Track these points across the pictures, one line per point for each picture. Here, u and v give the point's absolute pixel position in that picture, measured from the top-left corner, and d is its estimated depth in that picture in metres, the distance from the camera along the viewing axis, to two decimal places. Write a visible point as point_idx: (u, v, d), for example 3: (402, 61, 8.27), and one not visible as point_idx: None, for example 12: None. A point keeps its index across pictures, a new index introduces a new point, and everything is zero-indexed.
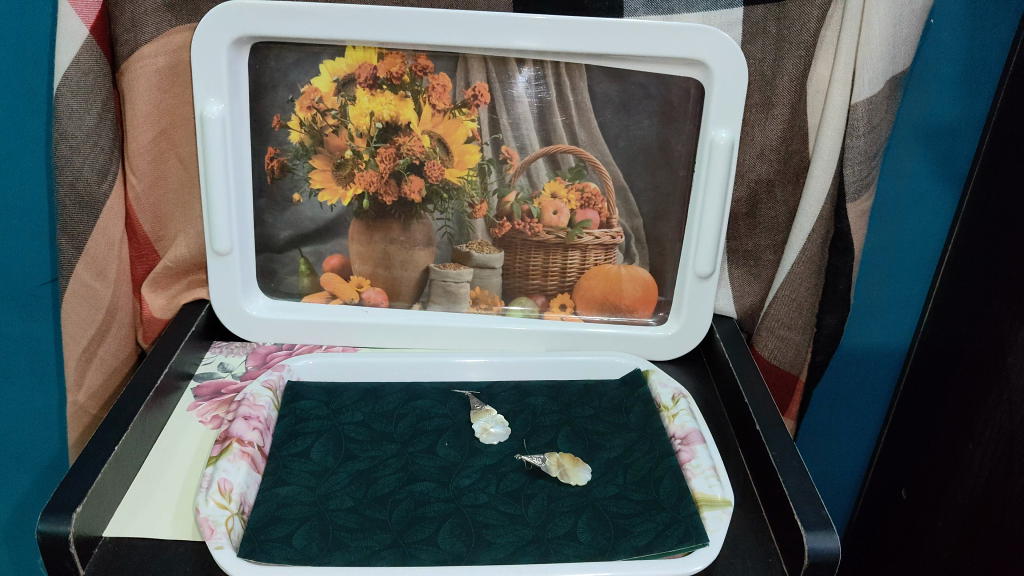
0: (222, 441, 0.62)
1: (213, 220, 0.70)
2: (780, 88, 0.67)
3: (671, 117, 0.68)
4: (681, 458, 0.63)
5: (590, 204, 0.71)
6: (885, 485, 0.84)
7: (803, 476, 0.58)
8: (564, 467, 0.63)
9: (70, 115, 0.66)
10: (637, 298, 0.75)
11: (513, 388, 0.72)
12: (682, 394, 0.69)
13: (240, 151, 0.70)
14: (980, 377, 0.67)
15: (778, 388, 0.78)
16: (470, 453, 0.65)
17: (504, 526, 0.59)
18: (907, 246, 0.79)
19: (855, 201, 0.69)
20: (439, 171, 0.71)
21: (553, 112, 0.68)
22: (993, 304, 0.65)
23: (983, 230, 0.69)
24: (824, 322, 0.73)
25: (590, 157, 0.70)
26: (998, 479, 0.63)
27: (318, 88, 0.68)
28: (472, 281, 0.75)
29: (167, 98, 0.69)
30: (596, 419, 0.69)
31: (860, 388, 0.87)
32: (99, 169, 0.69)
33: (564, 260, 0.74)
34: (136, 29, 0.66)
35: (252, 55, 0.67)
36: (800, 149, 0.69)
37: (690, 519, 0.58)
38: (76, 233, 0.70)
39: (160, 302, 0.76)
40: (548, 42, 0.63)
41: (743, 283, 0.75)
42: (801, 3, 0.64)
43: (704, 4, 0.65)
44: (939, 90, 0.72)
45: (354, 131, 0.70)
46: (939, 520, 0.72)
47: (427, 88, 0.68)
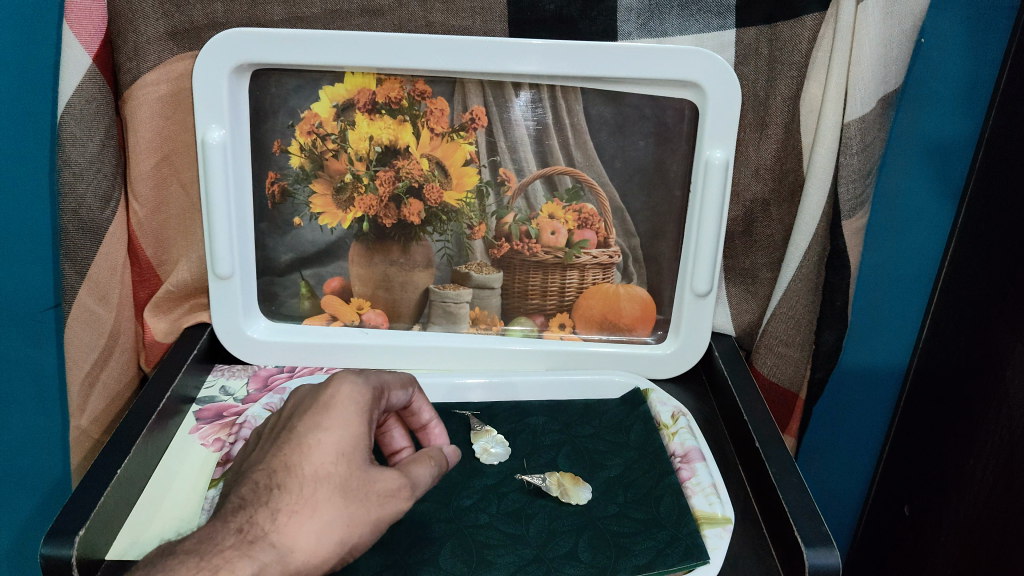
0: (223, 464, 0.65)
1: (215, 245, 0.71)
2: (773, 107, 0.68)
3: (666, 138, 0.69)
4: (681, 476, 0.64)
5: (587, 224, 0.72)
6: (888, 502, 0.84)
7: (803, 492, 0.58)
8: (564, 486, 0.63)
9: (73, 143, 0.67)
10: (636, 317, 0.76)
11: (513, 409, 0.73)
12: (682, 412, 0.70)
13: (242, 176, 0.71)
14: (979, 392, 0.67)
15: (777, 405, 0.78)
16: (470, 473, 0.66)
17: (505, 545, 0.59)
18: (904, 263, 0.79)
19: (850, 220, 0.69)
20: (438, 194, 0.72)
21: (550, 134, 0.69)
22: (989, 318, 0.66)
23: (979, 246, 0.69)
24: (822, 339, 0.74)
25: (587, 178, 0.70)
26: (1001, 492, 0.63)
27: (318, 114, 0.69)
28: (471, 302, 0.75)
29: (168, 125, 0.70)
30: (596, 438, 0.70)
31: (860, 406, 0.87)
32: (102, 196, 0.70)
33: (562, 280, 0.74)
34: (137, 58, 0.67)
35: (252, 82, 0.68)
36: (794, 167, 0.70)
37: (691, 537, 0.58)
38: (79, 259, 0.71)
39: (163, 325, 0.77)
40: (544, 66, 0.64)
41: (740, 301, 0.76)
42: (792, 25, 0.64)
43: (697, 27, 0.65)
44: (933, 108, 0.73)
45: (354, 155, 0.71)
46: (942, 536, 0.72)
47: (425, 113, 0.69)
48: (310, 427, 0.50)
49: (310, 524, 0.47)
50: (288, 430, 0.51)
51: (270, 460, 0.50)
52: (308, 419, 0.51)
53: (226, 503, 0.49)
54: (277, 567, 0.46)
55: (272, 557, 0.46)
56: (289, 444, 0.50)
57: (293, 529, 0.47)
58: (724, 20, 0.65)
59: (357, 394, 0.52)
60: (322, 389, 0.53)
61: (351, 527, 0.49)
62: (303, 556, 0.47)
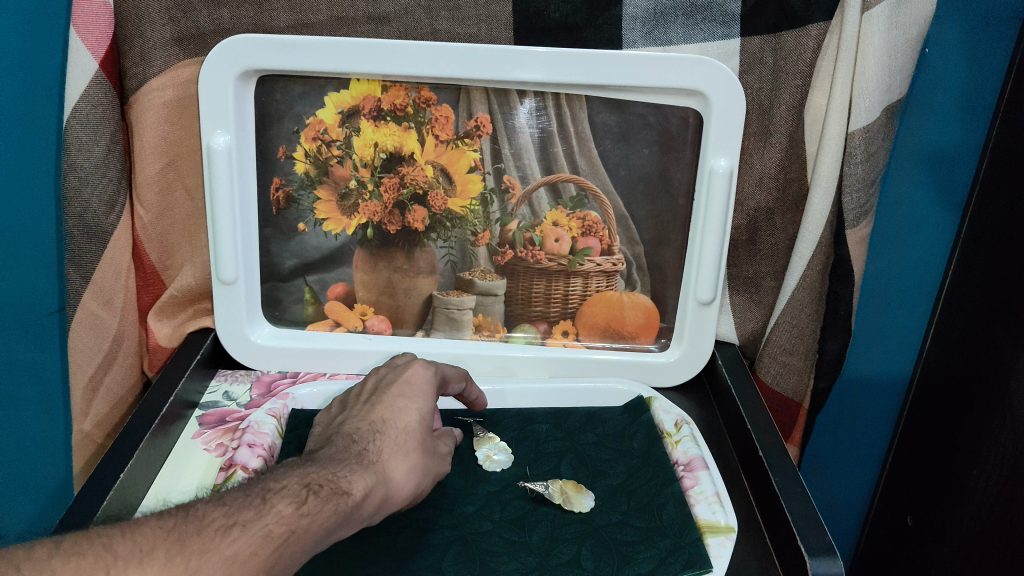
0: (226, 468, 0.63)
1: (219, 251, 0.71)
2: (778, 116, 0.68)
3: (670, 146, 0.69)
4: (684, 484, 0.64)
5: (591, 232, 0.72)
6: (890, 512, 0.84)
7: (806, 502, 0.58)
8: (567, 493, 0.63)
9: (79, 147, 0.67)
10: (640, 325, 0.76)
11: (516, 416, 0.73)
12: (685, 420, 0.70)
13: (247, 182, 0.71)
14: (983, 402, 0.67)
15: (780, 414, 0.78)
16: (473, 480, 0.66)
17: (508, 553, 0.59)
18: (908, 273, 0.79)
19: (854, 229, 0.70)
20: (442, 201, 0.72)
21: (554, 142, 0.69)
22: (992, 329, 0.66)
23: (982, 256, 0.69)
24: (825, 348, 0.73)
25: (591, 186, 0.71)
26: (1005, 502, 0.63)
27: (323, 120, 0.70)
28: (475, 308, 0.75)
29: (174, 130, 0.70)
30: (599, 445, 0.70)
31: (864, 416, 0.87)
32: (107, 200, 0.70)
33: (566, 287, 0.74)
34: (145, 64, 0.67)
35: (258, 88, 0.68)
36: (798, 176, 0.70)
37: (694, 545, 0.58)
38: (84, 263, 0.71)
39: (166, 330, 0.77)
40: (548, 74, 0.65)
41: (744, 310, 0.76)
42: (797, 34, 0.64)
43: (701, 36, 0.65)
44: (936, 119, 0.73)
45: (359, 162, 0.71)
46: (945, 546, 0.72)
47: (430, 119, 0.69)
48: (395, 396, 0.59)
49: (404, 463, 0.55)
50: (376, 396, 0.59)
51: (365, 415, 0.57)
52: (394, 391, 0.60)
53: (332, 440, 0.55)
54: (382, 487, 0.52)
55: (378, 479, 0.52)
56: (379, 406, 0.58)
57: (392, 463, 0.54)
58: (729, 29, 0.65)
59: (428, 377, 0.62)
60: (401, 370, 0.62)
61: (422, 477, 0.56)
62: (398, 488, 0.54)
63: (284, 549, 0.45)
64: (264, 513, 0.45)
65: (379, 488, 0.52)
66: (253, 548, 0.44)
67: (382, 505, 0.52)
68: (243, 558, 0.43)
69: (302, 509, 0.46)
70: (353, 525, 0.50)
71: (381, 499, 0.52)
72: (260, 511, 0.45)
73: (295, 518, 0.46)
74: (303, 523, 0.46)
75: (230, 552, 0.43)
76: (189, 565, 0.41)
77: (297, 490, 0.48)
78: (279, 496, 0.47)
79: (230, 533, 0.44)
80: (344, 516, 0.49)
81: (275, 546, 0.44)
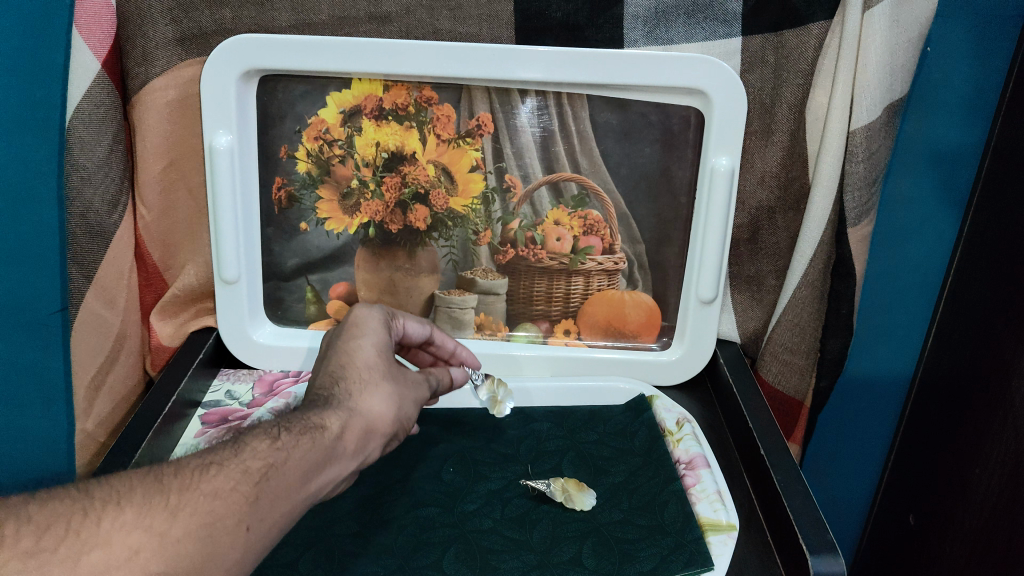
0: None
1: (221, 250, 0.71)
2: (779, 115, 0.68)
3: (671, 145, 0.69)
4: (685, 483, 0.65)
5: (593, 231, 0.72)
6: (892, 511, 0.84)
7: (808, 500, 0.58)
8: (569, 491, 0.63)
9: (82, 147, 0.67)
10: (641, 323, 0.75)
11: (518, 414, 0.73)
12: (687, 419, 0.70)
13: (249, 181, 0.71)
14: (986, 401, 0.66)
15: (782, 413, 0.78)
16: (475, 478, 0.66)
17: (509, 550, 0.59)
18: (910, 271, 0.79)
19: (856, 227, 0.70)
20: (444, 200, 0.72)
21: (555, 141, 0.69)
22: (994, 327, 0.66)
23: (984, 254, 0.69)
24: (827, 346, 0.73)
25: (592, 185, 0.71)
26: (1008, 501, 0.63)
27: (325, 119, 0.70)
28: (476, 307, 0.76)
29: (176, 130, 0.70)
30: (601, 443, 0.70)
31: (866, 415, 0.87)
32: (109, 200, 0.70)
33: (567, 286, 0.74)
34: (147, 64, 0.67)
35: (260, 87, 0.69)
36: (800, 174, 0.70)
37: (696, 543, 0.58)
38: (87, 262, 0.71)
39: (169, 329, 0.78)
40: (549, 73, 0.65)
41: (746, 308, 0.76)
42: (798, 33, 0.64)
43: (702, 35, 0.65)
44: (938, 118, 0.73)
45: (361, 161, 0.71)
46: (947, 545, 0.71)
47: (432, 119, 0.69)
48: (347, 340, 0.55)
49: (378, 394, 0.51)
50: (330, 349, 0.55)
51: (323, 369, 0.53)
52: (342, 337, 0.55)
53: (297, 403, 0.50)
54: (357, 420, 0.49)
55: (354, 416, 0.49)
56: (334, 356, 0.54)
57: (364, 398, 0.51)
58: (730, 28, 0.65)
59: (372, 313, 0.58)
60: (345, 317, 0.58)
61: (402, 403, 0.53)
62: (378, 421, 0.51)
63: (266, 483, 0.43)
64: (241, 451, 0.44)
65: (356, 426, 0.49)
66: (234, 484, 0.42)
67: (366, 442, 0.50)
68: (224, 494, 0.41)
69: (276, 443, 0.45)
70: (342, 462, 0.48)
71: (363, 437, 0.49)
72: (233, 453, 0.44)
73: (271, 453, 0.44)
74: (280, 456, 0.44)
75: (211, 488, 0.41)
76: (168, 503, 0.40)
77: (268, 429, 0.46)
78: (253, 436, 0.45)
79: (209, 472, 0.42)
80: (324, 451, 0.46)
81: (255, 480, 0.43)
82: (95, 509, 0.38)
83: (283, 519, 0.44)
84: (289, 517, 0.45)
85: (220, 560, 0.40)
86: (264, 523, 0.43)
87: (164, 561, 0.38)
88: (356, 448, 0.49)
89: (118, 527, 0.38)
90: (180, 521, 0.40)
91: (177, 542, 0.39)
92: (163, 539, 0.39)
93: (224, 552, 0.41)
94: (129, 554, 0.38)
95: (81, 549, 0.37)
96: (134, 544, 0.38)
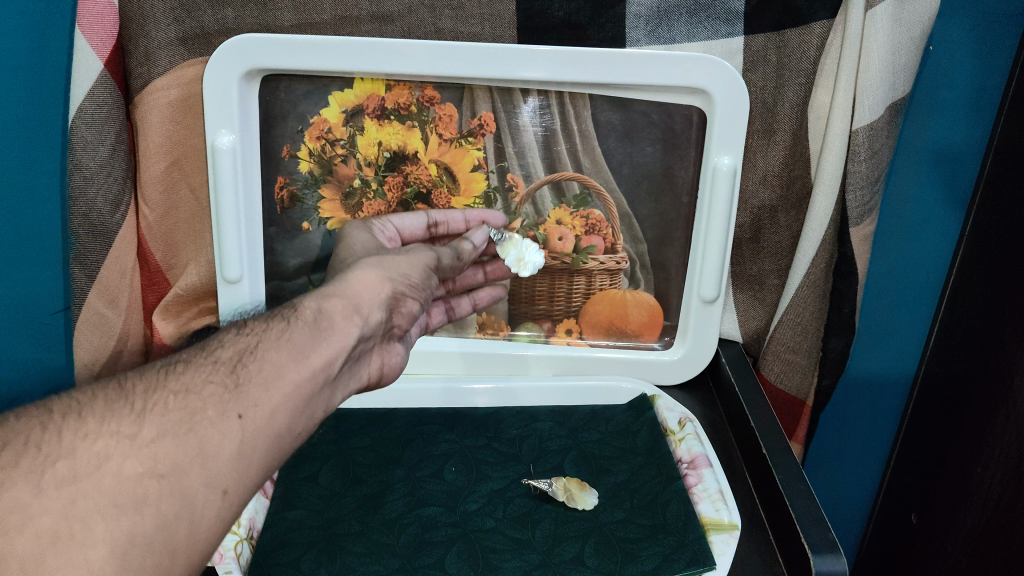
0: None
1: (224, 250, 0.71)
2: (781, 114, 0.68)
3: (673, 144, 0.69)
4: (687, 483, 0.65)
5: (595, 230, 0.72)
6: (894, 511, 0.84)
7: (810, 500, 0.58)
8: (571, 491, 0.63)
9: (84, 147, 0.67)
10: (643, 323, 0.75)
11: (519, 414, 0.74)
12: (688, 418, 0.70)
13: (252, 181, 0.71)
14: (988, 400, 0.66)
15: (784, 412, 0.78)
16: (477, 478, 0.66)
17: (511, 550, 0.59)
18: (912, 270, 0.79)
19: (857, 226, 0.69)
20: (445, 200, 0.73)
21: (557, 141, 0.69)
22: (997, 326, 0.66)
23: (986, 254, 0.69)
24: (830, 346, 0.73)
25: (594, 184, 0.71)
26: (1010, 501, 0.63)
27: (327, 119, 0.70)
28: (478, 306, 0.75)
29: (178, 129, 0.70)
30: (602, 443, 0.70)
31: (868, 414, 0.87)
32: (112, 200, 0.70)
33: (569, 286, 0.74)
34: (149, 63, 0.67)
35: (262, 87, 0.69)
36: (802, 173, 0.70)
37: (697, 543, 0.59)
38: (88, 262, 0.71)
39: (171, 328, 0.78)
40: (551, 73, 0.65)
41: (748, 308, 0.76)
42: (800, 32, 0.64)
43: (705, 34, 0.65)
44: (939, 117, 0.73)
45: (363, 161, 0.72)
46: (949, 545, 0.72)
47: (434, 118, 0.69)
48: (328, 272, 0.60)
49: (353, 277, 0.55)
50: None
51: None
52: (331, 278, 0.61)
53: None
54: (333, 297, 0.51)
55: (329, 295, 0.52)
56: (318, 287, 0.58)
57: (339, 284, 0.54)
58: (732, 27, 0.65)
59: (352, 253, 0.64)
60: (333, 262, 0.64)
61: (385, 276, 0.56)
62: (361, 295, 0.53)
63: (243, 368, 0.44)
64: (207, 352, 0.44)
65: (336, 304, 0.51)
66: (208, 376, 0.42)
67: (360, 314, 0.52)
68: (198, 386, 0.42)
69: (244, 333, 0.46)
70: (336, 331, 0.49)
71: (351, 311, 0.51)
72: (202, 351, 0.45)
73: (242, 342, 0.45)
74: (253, 342, 0.46)
75: (179, 385, 0.41)
76: (134, 405, 0.39)
77: (238, 328, 0.48)
78: (220, 333, 0.47)
79: (177, 370, 0.43)
80: (308, 329, 0.48)
81: (229, 368, 0.43)
82: (56, 423, 0.37)
83: (289, 401, 0.44)
84: (298, 395, 0.45)
85: (212, 454, 0.40)
86: (259, 410, 0.43)
87: (141, 462, 0.37)
88: (350, 321, 0.51)
89: (82, 436, 0.37)
90: (151, 422, 0.39)
91: (152, 442, 0.38)
92: (135, 441, 0.38)
93: (216, 442, 0.40)
94: (98, 459, 0.37)
95: (46, 462, 0.36)
96: (102, 450, 0.37)
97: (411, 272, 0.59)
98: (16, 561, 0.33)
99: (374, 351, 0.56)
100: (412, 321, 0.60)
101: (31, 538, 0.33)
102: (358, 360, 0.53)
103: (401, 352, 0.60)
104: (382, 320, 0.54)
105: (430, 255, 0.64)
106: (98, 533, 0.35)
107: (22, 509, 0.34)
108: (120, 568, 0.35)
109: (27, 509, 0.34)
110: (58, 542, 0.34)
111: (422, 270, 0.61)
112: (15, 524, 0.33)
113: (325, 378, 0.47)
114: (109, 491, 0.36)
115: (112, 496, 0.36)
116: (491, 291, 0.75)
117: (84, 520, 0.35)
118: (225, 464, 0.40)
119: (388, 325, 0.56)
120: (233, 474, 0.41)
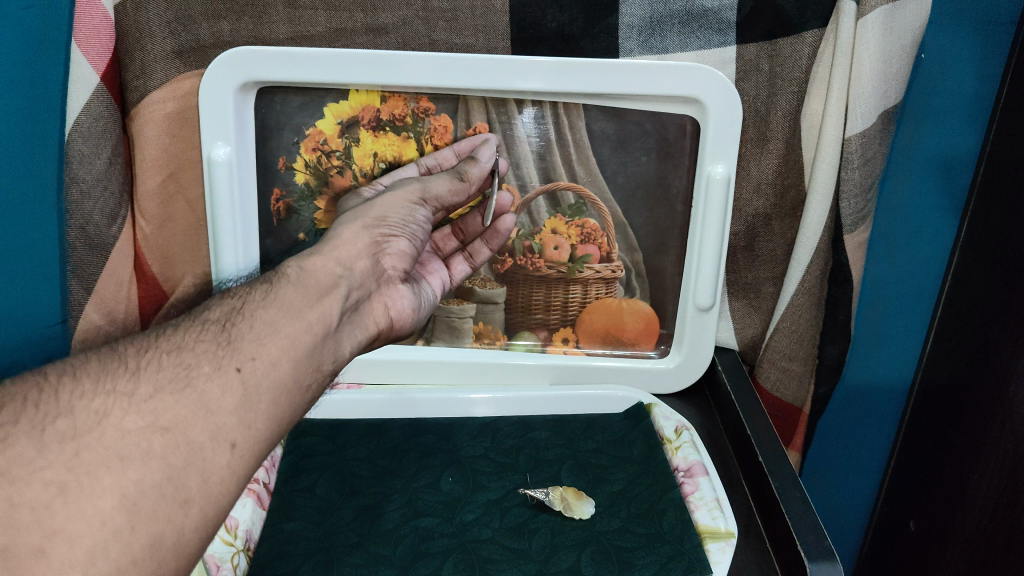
0: None
1: (220, 260, 0.71)
2: (774, 123, 0.68)
3: (668, 153, 0.69)
4: (685, 491, 0.65)
5: (590, 239, 0.73)
6: (893, 518, 0.83)
7: (807, 507, 0.58)
8: (568, 500, 0.63)
9: (81, 160, 0.68)
10: (639, 331, 0.76)
11: (517, 424, 0.74)
12: (685, 427, 0.71)
13: (249, 192, 0.71)
14: (985, 407, 0.66)
15: (780, 420, 0.79)
16: (473, 488, 0.66)
17: (507, 560, 0.59)
18: (906, 276, 0.79)
19: (852, 234, 0.69)
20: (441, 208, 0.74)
21: (552, 150, 0.69)
22: (993, 332, 0.66)
23: (981, 260, 0.69)
24: (825, 354, 0.73)
25: (590, 194, 0.71)
26: (1005, 508, 0.63)
27: (323, 131, 0.70)
28: (475, 316, 0.75)
29: (175, 142, 0.70)
30: (599, 452, 0.70)
31: (865, 419, 0.87)
32: (108, 213, 0.70)
33: (565, 294, 0.74)
34: (145, 76, 0.68)
35: (257, 100, 0.69)
36: (796, 182, 0.70)
37: (694, 551, 0.59)
38: (86, 275, 0.72)
39: None
40: (546, 83, 0.65)
41: (744, 315, 0.76)
42: (792, 41, 0.65)
43: (697, 44, 0.66)
44: (933, 125, 0.73)
45: (359, 172, 0.72)
46: (949, 552, 0.71)
47: (429, 129, 0.70)
48: None
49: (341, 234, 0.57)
50: None
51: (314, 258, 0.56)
52: None
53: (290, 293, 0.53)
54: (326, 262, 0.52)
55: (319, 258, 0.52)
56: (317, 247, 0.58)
57: (330, 251, 0.54)
58: (725, 36, 0.65)
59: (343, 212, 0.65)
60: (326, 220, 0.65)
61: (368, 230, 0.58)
62: (349, 258, 0.54)
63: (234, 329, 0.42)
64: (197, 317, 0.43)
65: (316, 263, 0.51)
66: (200, 336, 0.41)
67: (341, 266, 0.53)
68: (191, 347, 0.40)
69: (235, 299, 0.45)
70: (335, 300, 0.49)
71: (330, 267, 0.52)
72: (189, 319, 0.43)
73: (236, 304, 0.44)
74: (245, 305, 0.44)
75: (172, 347, 0.40)
76: (127, 366, 0.38)
77: (227, 293, 0.46)
78: (208, 300, 0.45)
79: (166, 334, 0.41)
80: (295, 287, 0.47)
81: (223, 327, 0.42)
82: (50, 385, 0.36)
83: (289, 351, 0.43)
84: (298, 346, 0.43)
85: (216, 407, 0.38)
86: (257, 363, 0.41)
87: (142, 418, 0.36)
88: (333, 274, 0.51)
89: (78, 396, 0.35)
90: (147, 379, 0.37)
91: (151, 398, 0.37)
92: (132, 399, 0.36)
93: (219, 396, 0.38)
94: (98, 417, 0.35)
95: (45, 419, 0.34)
96: (101, 407, 0.35)
97: (389, 215, 0.60)
98: (26, 510, 0.32)
99: (374, 299, 0.56)
100: (407, 262, 0.61)
101: (39, 488, 0.32)
102: (359, 309, 0.53)
103: (406, 295, 0.60)
104: (370, 268, 0.55)
105: (414, 187, 0.64)
106: (106, 484, 0.33)
107: (27, 463, 0.32)
108: (130, 519, 0.33)
109: (31, 462, 0.33)
110: (65, 492, 0.32)
111: (403, 209, 0.61)
112: (22, 475, 0.32)
113: (324, 330, 0.46)
114: (112, 444, 0.34)
115: (116, 449, 0.34)
116: (497, 231, 0.71)
117: (89, 473, 0.33)
118: (229, 417, 0.38)
119: (380, 269, 0.57)
120: (240, 427, 0.39)
